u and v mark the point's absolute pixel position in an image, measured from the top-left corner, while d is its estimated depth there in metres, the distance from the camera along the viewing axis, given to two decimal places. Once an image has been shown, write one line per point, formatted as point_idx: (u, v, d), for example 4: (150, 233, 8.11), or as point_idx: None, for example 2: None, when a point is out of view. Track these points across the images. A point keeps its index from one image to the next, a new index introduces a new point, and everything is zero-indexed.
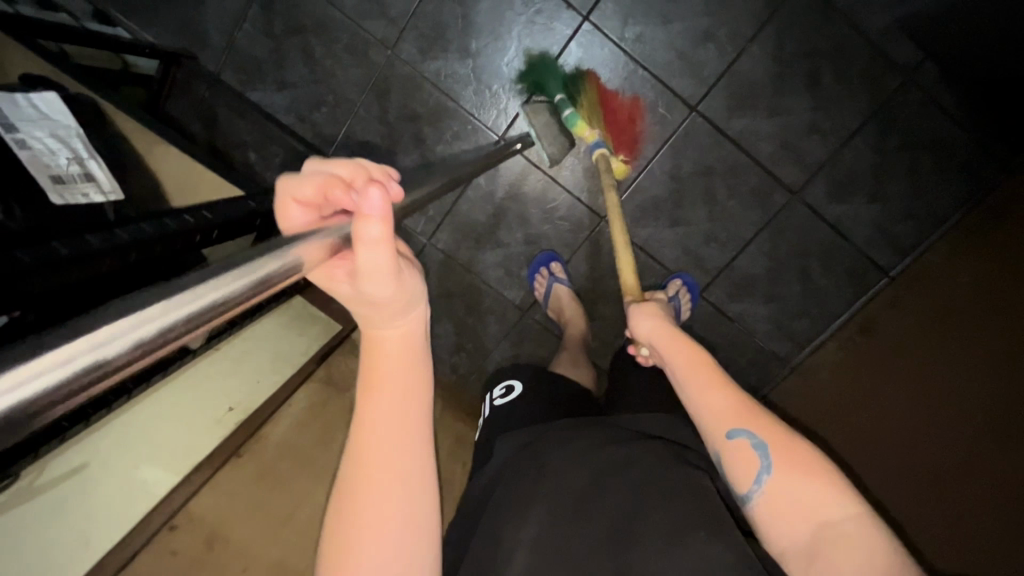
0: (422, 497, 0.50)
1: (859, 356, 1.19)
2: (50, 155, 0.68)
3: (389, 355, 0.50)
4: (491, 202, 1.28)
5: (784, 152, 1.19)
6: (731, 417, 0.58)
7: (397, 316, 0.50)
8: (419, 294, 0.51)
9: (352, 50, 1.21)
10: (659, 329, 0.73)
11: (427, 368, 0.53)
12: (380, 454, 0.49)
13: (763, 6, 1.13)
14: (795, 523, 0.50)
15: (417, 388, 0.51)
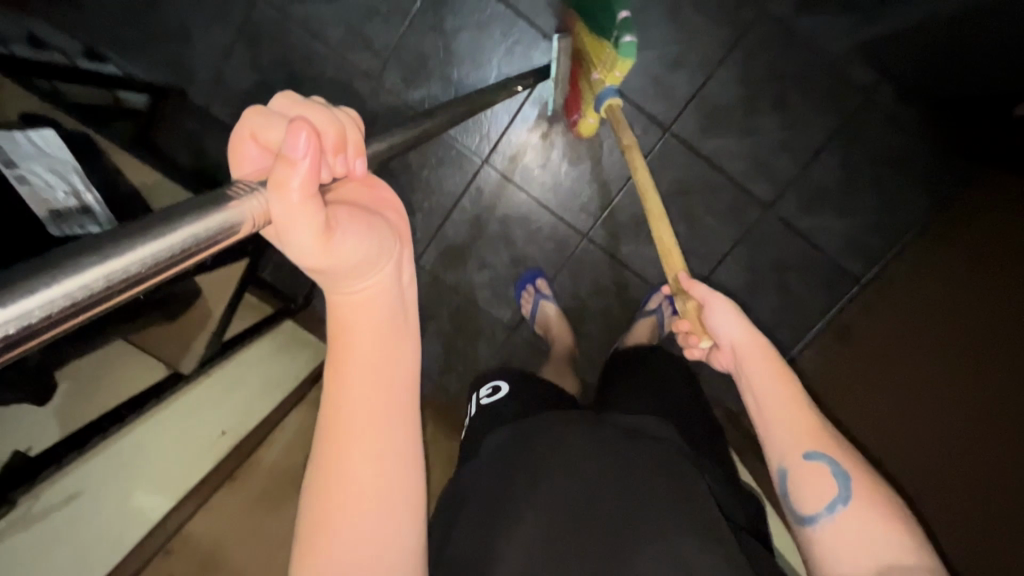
0: (403, 475, 0.47)
1: (856, 351, 1.21)
2: (48, 189, 0.70)
3: (361, 320, 0.45)
4: (475, 224, 1.32)
5: (755, 169, 1.25)
6: (810, 440, 0.60)
7: (358, 275, 0.43)
8: (387, 251, 0.45)
9: (340, 82, 1.25)
10: (739, 327, 0.70)
11: (407, 334, 0.48)
12: (359, 428, 0.45)
13: (728, 35, 1.20)
14: (860, 554, 0.53)
15: (400, 353, 0.47)
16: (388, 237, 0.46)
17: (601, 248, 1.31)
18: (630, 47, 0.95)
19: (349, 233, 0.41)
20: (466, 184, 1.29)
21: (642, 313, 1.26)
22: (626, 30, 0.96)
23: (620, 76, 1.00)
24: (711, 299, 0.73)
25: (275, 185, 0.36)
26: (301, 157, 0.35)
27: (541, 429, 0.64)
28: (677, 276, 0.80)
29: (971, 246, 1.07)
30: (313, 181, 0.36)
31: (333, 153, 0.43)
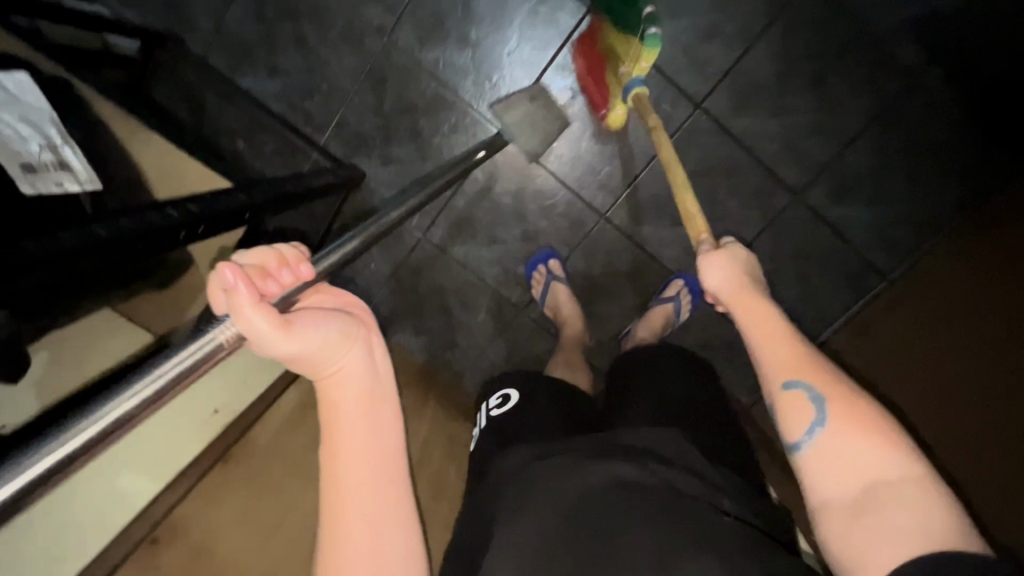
0: (394, 526, 0.55)
1: (876, 350, 1.14)
2: (20, 140, 0.63)
3: (346, 395, 0.56)
4: (486, 197, 1.25)
5: (788, 152, 1.17)
6: (789, 369, 0.56)
7: (332, 356, 0.55)
8: (353, 339, 0.57)
9: (348, 37, 1.16)
10: (730, 275, 0.68)
11: (385, 401, 0.58)
12: (353, 488, 0.54)
13: (771, 4, 1.10)
14: (845, 475, 0.49)
15: (382, 420, 0.57)
16: (347, 322, 0.57)
17: (619, 230, 1.24)
18: (655, 37, 0.91)
19: (301, 324, 0.52)
20: None
21: (658, 300, 1.21)
22: (653, 22, 0.93)
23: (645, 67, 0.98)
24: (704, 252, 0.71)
25: (231, 310, 0.48)
26: (235, 284, 0.48)
27: (552, 455, 0.61)
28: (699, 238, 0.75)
29: (994, 236, 1.05)
30: (254, 293, 0.48)
31: (277, 269, 0.54)
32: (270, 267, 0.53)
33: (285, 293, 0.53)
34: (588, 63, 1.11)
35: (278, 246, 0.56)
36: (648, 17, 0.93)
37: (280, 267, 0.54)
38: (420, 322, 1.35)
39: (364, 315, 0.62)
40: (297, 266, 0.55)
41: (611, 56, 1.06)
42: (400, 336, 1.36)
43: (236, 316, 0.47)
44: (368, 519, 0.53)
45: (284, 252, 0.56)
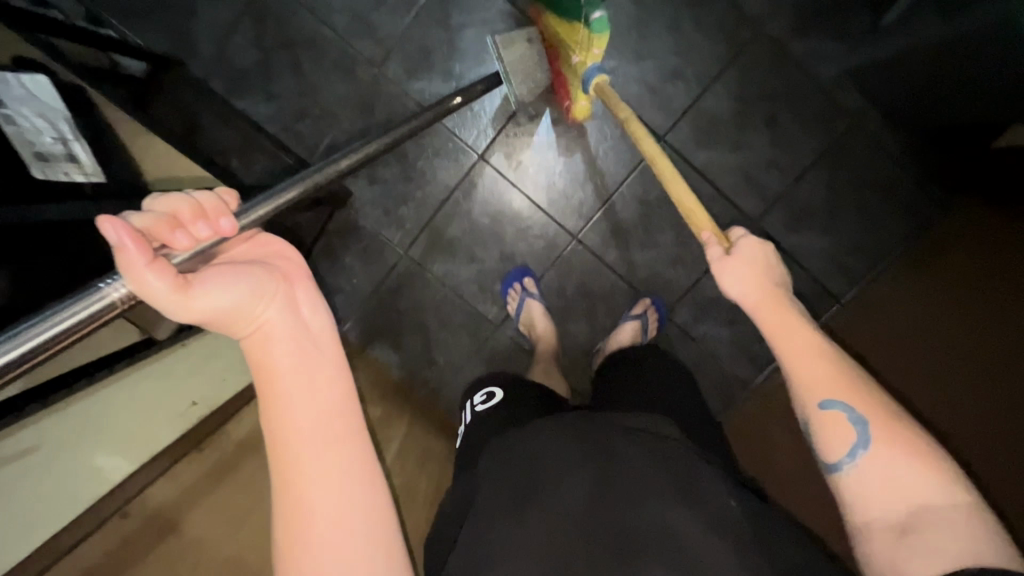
0: (355, 479, 0.51)
1: (875, 353, 1.17)
2: (35, 132, 0.72)
3: (278, 345, 0.52)
4: (467, 218, 1.32)
5: (745, 184, 1.28)
6: (828, 389, 0.59)
7: (254, 311, 0.52)
8: (274, 296, 0.54)
9: (340, 67, 1.26)
10: (749, 278, 0.70)
11: (325, 351, 0.55)
12: (305, 445, 0.50)
13: (724, 51, 1.23)
14: (888, 500, 0.53)
15: (322, 376, 0.53)
16: (265, 276, 0.54)
17: (590, 251, 1.32)
18: (603, 20, 0.92)
19: (210, 284, 0.50)
20: (461, 176, 1.30)
21: (626, 318, 1.27)
22: (594, 5, 0.93)
23: (598, 55, 0.98)
24: (743, 249, 0.72)
25: (122, 268, 0.44)
26: (120, 241, 0.43)
27: (564, 430, 0.62)
28: (705, 235, 0.77)
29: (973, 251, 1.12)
30: (145, 251, 0.44)
31: (191, 224, 0.50)
32: (182, 218, 0.49)
33: (195, 248, 0.49)
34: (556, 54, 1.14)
35: (195, 195, 0.51)
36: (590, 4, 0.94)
37: (193, 219, 0.50)
38: (399, 338, 1.38)
39: (288, 266, 0.59)
40: (216, 217, 0.51)
41: (563, 47, 1.08)
42: (378, 351, 1.39)
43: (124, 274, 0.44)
44: (323, 481, 0.49)
45: (200, 202, 0.51)
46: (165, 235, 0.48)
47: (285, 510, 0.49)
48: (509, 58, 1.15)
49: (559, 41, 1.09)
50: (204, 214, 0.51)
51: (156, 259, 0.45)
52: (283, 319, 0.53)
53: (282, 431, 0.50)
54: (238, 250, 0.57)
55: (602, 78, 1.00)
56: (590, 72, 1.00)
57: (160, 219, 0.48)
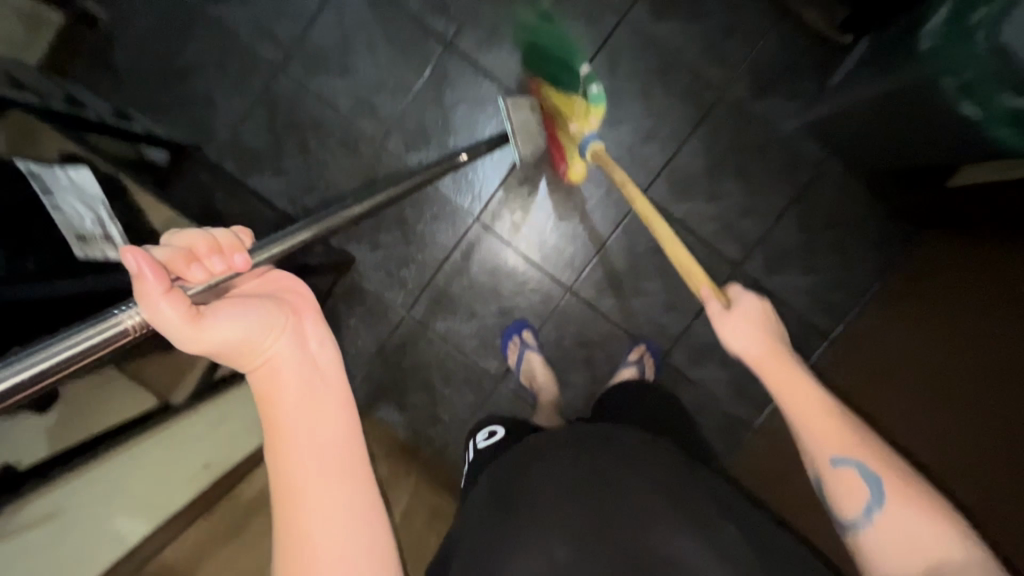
0: (350, 508, 0.54)
1: (876, 385, 1.18)
2: (78, 217, 0.83)
3: (287, 378, 0.55)
4: (465, 275, 1.39)
5: (725, 231, 1.36)
6: (837, 444, 0.61)
7: (264, 343, 0.55)
8: (287, 332, 0.57)
9: (345, 144, 1.38)
10: (754, 334, 0.72)
11: (330, 385, 0.58)
12: (305, 478, 0.53)
13: (693, 112, 1.35)
14: (906, 558, 0.54)
15: (324, 411, 0.56)
16: (274, 311, 0.57)
17: (585, 301, 1.38)
18: (599, 92, 1.10)
19: (222, 317, 0.52)
20: (458, 238, 1.38)
21: (624, 364, 1.31)
22: (593, 80, 1.11)
23: (596, 123, 1.13)
24: (745, 305, 0.75)
25: (139, 297, 0.47)
26: (141, 270, 0.46)
27: (561, 457, 0.67)
28: (702, 290, 0.81)
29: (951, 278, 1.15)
30: (163, 281, 0.47)
31: (206, 257, 0.53)
32: (199, 252, 0.53)
33: (210, 280, 0.52)
34: (551, 121, 1.27)
35: (212, 233, 0.55)
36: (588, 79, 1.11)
37: (210, 254, 0.54)
38: (404, 395, 1.42)
39: (297, 300, 0.62)
40: (232, 256, 0.55)
41: (562, 117, 1.21)
42: (383, 409, 1.42)
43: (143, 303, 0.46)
44: (321, 510, 0.53)
45: (217, 240, 0.55)
46: (181, 268, 0.52)
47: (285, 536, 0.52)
48: (516, 121, 1.24)
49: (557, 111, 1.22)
50: (222, 251, 0.55)
51: (172, 288, 0.48)
52: (293, 356, 0.56)
53: (285, 462, 0.53)
54: (248, 285, 0.60)
55: (600, 145, 1.12)
56: (589, 138, 1.13)
57: (178, 253, 0.52)
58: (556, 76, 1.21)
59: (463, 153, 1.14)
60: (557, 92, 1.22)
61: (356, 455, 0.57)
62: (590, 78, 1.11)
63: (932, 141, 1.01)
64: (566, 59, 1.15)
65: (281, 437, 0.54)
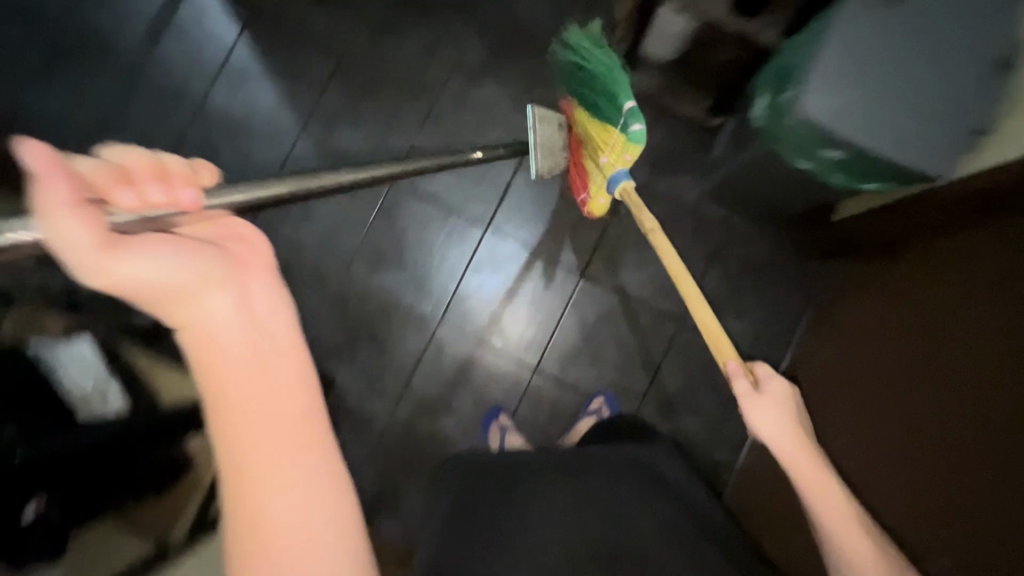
0: (315, 476, 0.51)
1: (843, 379, 1.22)
2: (81, 389, 1.12)
3: (217, 335, 0.49)
4: (440, 375, 1.53)
5: (660, 293, 1.54)
6: (864, 553, 0.80)
7: (202, 289, 0.49)
8: (228, 285, 0.51)
9: (315, 279, 1.55)
10: (781, 428, 0.91)
11: (282, 346, 0.52)
12: (259, 451, 0.49)
13: (610, 198, 1.56)
14: None
15: (274, 380, 0.50)
16: (216, 258, 0.52)
17: (552, 378, 1.54)
18: (640, 134, 1.03)
19: (143, 249, 0.47)
20: (427, 342, 1.54)
21: (585, 416, 1.48)
22: (634, 117, 1.03)
23: (629, 160, 1.10)
24: (774, 395, 0.94)
25: (42, 208, 0.43)
26: (43, 175, 0.42)
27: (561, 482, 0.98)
28: (728, 363, 0.98)
29: (911, 263, 1.14)
30: (75, 195, 0.44)
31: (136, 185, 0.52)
32: (137, 176, 0.53)
33: (144, 209, 0.52)
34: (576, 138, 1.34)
35: (159, 159, 0.55)
36: (631, 114, 1.03)
37: (149, 178, 0.53)
38: (398, 501, 1.49)
39: (243, 241, 0.57)
40: (177, 185, 0.54)
41: (591, 142, 1.21)
42: (380, 519, 1.49)
43: (43, 211, 0.43)
44: (280, 482, 0.49)
45: (166, 168, 0.55)
46: (113, 191, 0.51)
47: (239, 507, 0.49)
48: (540, 134, 1.37)
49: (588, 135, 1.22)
50: (162, 178, 0.54)
51: (85, 206, 0.45)
52: (230, 317, 0.50)
53: (233, 430, 0.48)
54: (193, 230, 0.57)
55: (627, 185, 1.13)
56: (619, 174, 1.13)
57: (111, 172, 0.51)
58: (594, 100, 1.15)
59: (477, 152, 1.22)
60: (593, 116, 1.18)
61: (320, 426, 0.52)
62: (633, 114, 1.03)
63: (804, 184, 1.23)
64: (608, 86, 1.07)
65: (220, 419, 0.48)
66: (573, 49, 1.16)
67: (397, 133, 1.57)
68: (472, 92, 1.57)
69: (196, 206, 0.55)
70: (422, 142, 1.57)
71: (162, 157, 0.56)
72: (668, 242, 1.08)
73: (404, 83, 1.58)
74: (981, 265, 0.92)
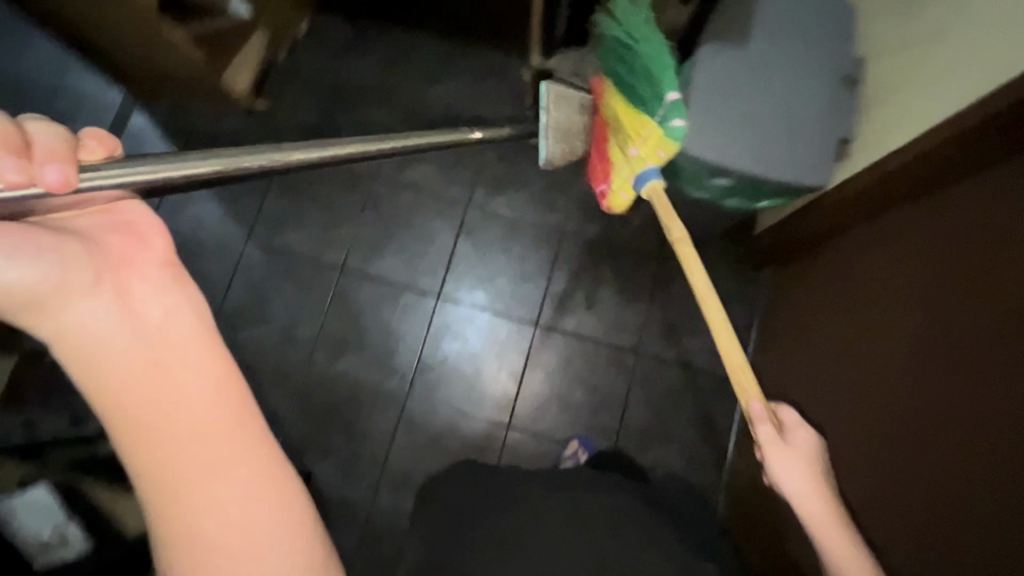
0: (231, 469, 0.62)
1: (811, 364, 1.23)
2: (37, 537, 1.21)
3: (113, 342, 0.63)
4: (416, 449, 1.56)
5: (613, 329, 1.60)
6: None
7: (85, 294, 0.65)
8: (98, 287, 0.66)
9: (281, 377, 1.60)
10: (800, 480, 0.93)
11: (170, 345, 0.65)
12: (174, 446, 0.60)
13: (549, 247, 1.64)
14: None
15: (169, 384, 0.62)
16: (92, 259, 0.68)
17: (526, 431, 1.57)
18: (681, 130, 0.98)
19: (14, 260, 0.63)
20: (398, 418, 1.58)
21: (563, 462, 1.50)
22: (677, 112, 0.98)
23: (662, 157, 1.04)
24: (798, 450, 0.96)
25: None
26: None
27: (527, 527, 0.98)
28: (751, 406, 0.95)
29: (848, 237, 1.17)
30: None
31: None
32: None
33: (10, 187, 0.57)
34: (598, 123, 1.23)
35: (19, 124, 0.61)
36: (675, 110, 0.98)
37: (9, 152, 0.58)
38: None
39: (133, 243, 0.73)
40: (41, 163, 0.60)
41: (620, 132, 1.11)
42: None
43: None
44: (198, 473, 0.60)
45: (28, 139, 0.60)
46: None
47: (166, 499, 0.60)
48: (554, 117, 1.30)
49: (616, 124, 1.12)
50: (24, 155, 0.59)
51: None
52: (101, 314, 0.64)
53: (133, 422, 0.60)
54: (98, 220, 0.74)
55: (659, 183, 1.06)
56: (648, 170, 1.05)
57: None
58: (628, 85, 1.05)
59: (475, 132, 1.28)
60: (628, 103, 1.07)
61: (233, 422, 0.64)
62: (676, 109, 0.98)
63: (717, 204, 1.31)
64: (655, 73, 0.99)
65: (111, 401, 0.61)
66: (617, 21, 1.02)
67: (339, 224, 1.66)
68: (403, 173, 1.68)
69: (64, 186, 0.60)
70: (363, 230, 1.66)
71: (27, 127, 0.61)
72: (697, 256, 1.00)
73: (337, 179, 1.68)
74: (922, 238, 0.94)
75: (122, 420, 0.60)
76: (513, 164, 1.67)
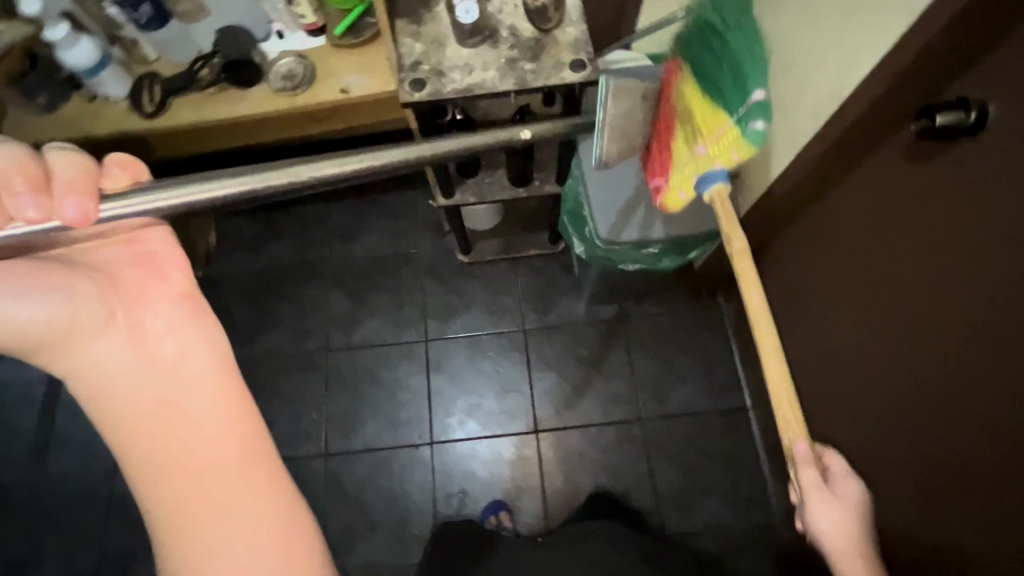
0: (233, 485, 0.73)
1: (822, 358, 1.21)
2: None
3: (136, 377, 0.75)
4: None
5: (611, 405, 1.59)
6: None
7: (100, 334, 0.76)
8: (111, 324, 0.77)
9: None
10: (840, 516, 0.83)
11: (189, 385, 0.77)
12: (183, 468, 0.72)
13: (520, 352, 1.64)
14: None
15: (187, 427, 0.74)
16: (103, 296, 0.78)
17: None
18: (761, 134, 0.77)
19: (32, 299, 0.72)
20: None
21: None
22: (761, 113, 0.76)
23: (734, 160, 0.84)
24: (846, 499, 0.85)
25: None
26: None
27: None
28: (795, 444, 0.79)
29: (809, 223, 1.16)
30: None
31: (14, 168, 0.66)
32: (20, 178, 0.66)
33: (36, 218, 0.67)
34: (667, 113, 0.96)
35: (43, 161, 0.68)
36: (760, 109, 0.76)
37: (31, 188, 0.67)
38: None
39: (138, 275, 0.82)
40: (61, 201, 0.68)
41: (689, 126, 0.89)
42: None
43: None
44: (198, 488, 0.71)
45: (53, 176, 0.68)
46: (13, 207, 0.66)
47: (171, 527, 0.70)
48: (614, 112, 0.96)
49: (688, 117, 0.89)
50: (44, 189, 0.68)
51: None
52: (117, 352, 0.76)
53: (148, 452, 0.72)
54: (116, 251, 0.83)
55: (723, 188, 0.87)
56: (712, 177, 0.87)
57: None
58: (710, 74, 0.82)
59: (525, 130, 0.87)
60: (704, 90, 0.85)
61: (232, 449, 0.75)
62: (761, 109, 0.76)
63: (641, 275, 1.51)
64: (742, 60, 0.76)
65: (130, 435, 0.72)
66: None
67: (308, 409, 1.60)
68: (355, 335, 1.67)
69: (84, 219, 0.69)
70: (334, 405, 1.60)
71: (48, 161, 0.69)
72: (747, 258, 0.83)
73: (293, 366, 1.64)
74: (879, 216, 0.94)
75: (138, 454, 0.72)
76: (456, 287, 1.70)
